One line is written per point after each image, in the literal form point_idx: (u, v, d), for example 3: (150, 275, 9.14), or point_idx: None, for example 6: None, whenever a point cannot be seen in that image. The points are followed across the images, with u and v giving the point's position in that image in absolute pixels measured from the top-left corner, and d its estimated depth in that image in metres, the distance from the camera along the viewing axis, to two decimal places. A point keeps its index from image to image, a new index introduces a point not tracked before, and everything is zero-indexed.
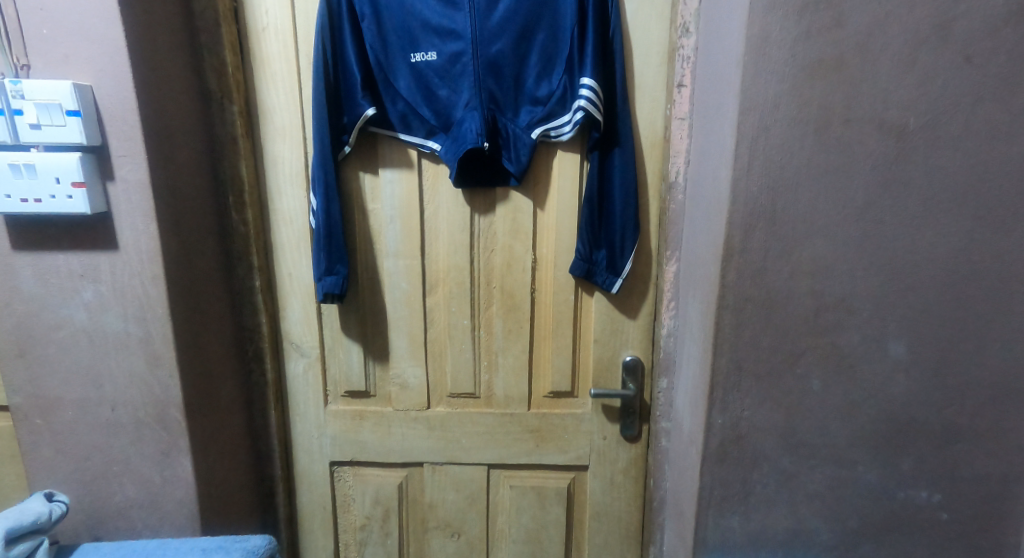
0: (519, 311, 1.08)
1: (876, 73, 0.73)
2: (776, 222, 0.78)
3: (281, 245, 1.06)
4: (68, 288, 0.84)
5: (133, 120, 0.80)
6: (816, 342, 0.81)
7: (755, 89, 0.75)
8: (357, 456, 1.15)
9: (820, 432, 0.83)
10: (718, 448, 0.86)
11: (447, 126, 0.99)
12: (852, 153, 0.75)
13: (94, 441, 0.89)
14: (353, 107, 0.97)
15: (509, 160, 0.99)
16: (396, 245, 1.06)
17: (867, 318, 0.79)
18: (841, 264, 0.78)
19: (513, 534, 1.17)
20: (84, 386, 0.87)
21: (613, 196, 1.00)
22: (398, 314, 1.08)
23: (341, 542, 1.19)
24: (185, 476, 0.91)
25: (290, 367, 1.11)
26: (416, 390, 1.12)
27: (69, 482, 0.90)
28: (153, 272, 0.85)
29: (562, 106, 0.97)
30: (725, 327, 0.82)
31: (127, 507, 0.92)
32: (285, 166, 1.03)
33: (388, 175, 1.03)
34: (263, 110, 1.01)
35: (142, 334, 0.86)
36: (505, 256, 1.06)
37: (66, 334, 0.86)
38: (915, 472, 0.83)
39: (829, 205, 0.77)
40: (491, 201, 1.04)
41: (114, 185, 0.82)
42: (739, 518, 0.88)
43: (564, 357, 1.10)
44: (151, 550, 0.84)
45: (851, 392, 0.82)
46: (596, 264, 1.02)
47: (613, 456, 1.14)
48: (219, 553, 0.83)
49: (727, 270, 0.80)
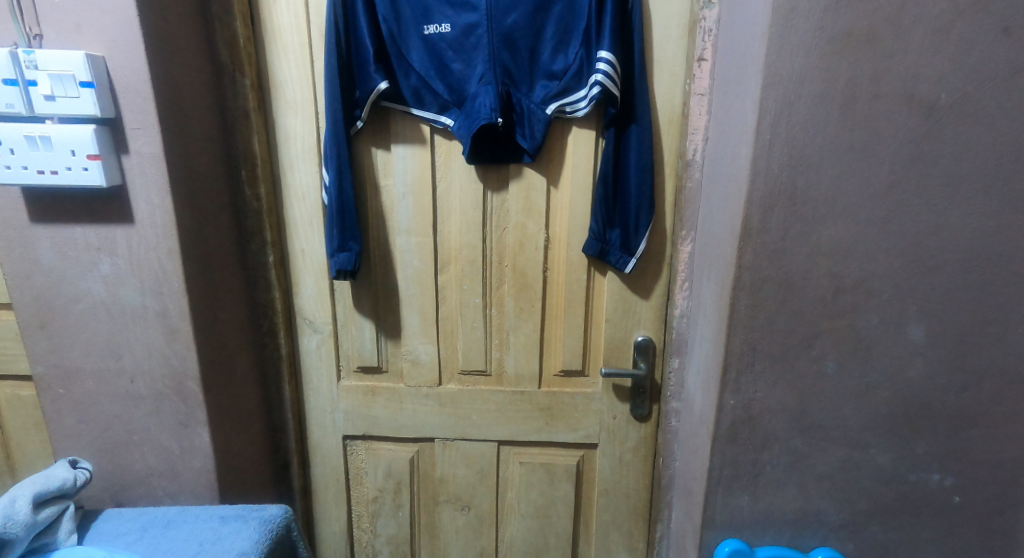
0: (531, 290, 1.07)
1: (908, 45, 0.71)
2: (796, 202, 0.77)
3: (294, 222, 1.06)
4: (86, 261, 0.85)
5: (146, 92, 0.80)
6: (831, 324, 0.81)
7: (780, 63, 0.72)
8: (370, 430, 1.16)
9: (833, 414, 0.85)
10: (729, 429, 0.88)
11: (460, 102, 0.97)
12: (878, 131, 0.73)
13: (115, 412, 0.91)
14: (365, 81, 0.96)
15: (523, 137, 0.97)
16: (408, 223, 1.05)
17: (886, 300, 0.79)
18: (861, 246, 0.77)
19: (522, 508, 1.19)
20: (104, 356, 0.89)
21: (629, 175, 0.98)
22: (410, 291, 1.09)
23: (354, 513, 1.22)
24: (202, 447, 0.93)
25: (303, 343, 1.12)
26: (428, 367, 1.12)
27: (91, 450, 0.92)
28: (168, 246, 0.85)
29: (577, 80, 0.94)
30: (739, 309, 0.82)
31: (147, 475, 0.94)
32: (297, 141, 1.02)
33: (401, 151, 1.02)
34: (274, 83, 1.00)
35: (159, 307, 0.87)
36: (517, 235, 1.05)
37: (85, 306, 0.87)
38: (927, 455, 0.84)
39: (851, 185, 0.75)
40: (504, 178, 1.03)
41: (128, 157, 0.82)
42: (747, 497, 0.90)
43: (576, 336, 1.09)
44: (172, 517, 0.86)
45: (866, 375, 0.82)
46: (609, 243, 1.01)
47: (623, 434, 1.14)
48: (237, 521, 0.85)
49: (744, 250, 0.80)
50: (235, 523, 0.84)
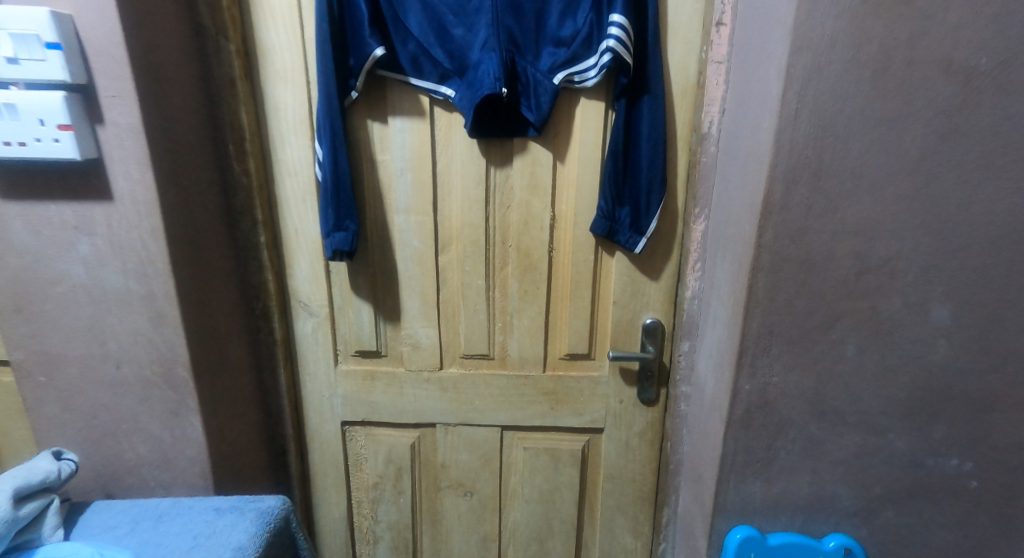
0: (536, 272, 1.03)
1: (948, 6, 0.65)
2: (821, 177, 0.72)
3: (286, 199, 1.00)
4: (63, 242, 0.80)
5: (120, 56, 0.74)
6: (853, 306, 0.77)
7: (810, 25, 0.67)
8: (369, 416, 1.13)
9: (851, 399, 0.82)
10: (744, 414, 0.85)
11: (462, 71, 0.91)
12: (911, 100, 0.69)
13: (100, 400, 0.87)
14: (360, 47, 0.89)
15: (528, 108, 0.91)
16: (407, 201, 1.00)
17: (911, 281, 0.75)
18: (887, 224, 0.73)
19: (526, 493, 1.16)
20: (87, 342, 0.84)
21: (640, 149, 0.93)
22: (410, 272, 1.04)
23: (354, 500, 1.19)
24: (195, 436, 0.89)
25: (298, 327, 1.07)
26: (429, 351, 1.08)
27: (77, 441, 0.88)
28: (152, 225, 0.80)
29: (587, 48, 0.89)
30: (758, 291, 0.78)
31: (138, 465, 0.90)
32: (288, 113, 0.96)
33: (399, 124, 0.96)
34: (261, 49, 0.93)
35: (144, 291, 0.82)
36: (522, 213, 1.00)
37: (64, 289, 0.82)
38: (947, 440, 0.81)
39: (880, 158, 0.71)
40: (508, 153, 0.98)
41: (104, 128, 0.76)
42: (760, 483, 0.88)
43: (582, 319, 1.05)
44: (165, 509, 0.83)
45: (887, 358, 0.79)
46: (619, 222, 0.96)
47: (630, 418, 1.11)
48: (233, 513, 0.81)
49: (765, 228, 0.75)
50: (231, 516, 0.81)
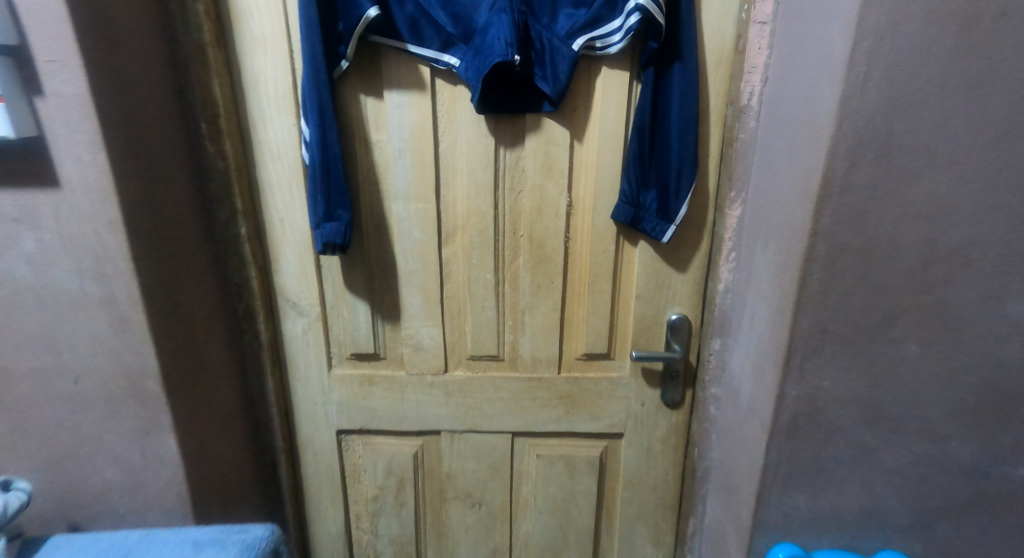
0: (551, 264, 0.93)
1: None
2: (890, 151, 0.62)
3: (269, 186, 0.89)
4: (3, 237, 0.69)
5: (59, 13, 0.63)
6: (919, 300, 0.68)
7: None
8: (368, 424, 1.03)
9: (910, 405, 0.72)
10: (790, 422, 0.75)
11: (467, 36, 0.80)
12: (999, 60, 0.58)
13: (57, 418, 0.76)
14: (351, 8, 0.78)
15: (543, 79, 0.81)
16: (406, 186, 0.89)
17: (986, 270, 0.65)
18: (963, 205, 0.63)
19: (539, 504, 1.07)
20: (38, 353, 0.73)
21: (669, 126, 0.83)
22: (410, 266, 0.93)
23: (352, 513, 1.09)
24: (168, 454, 0.79)
25: (287, 327, 0.97)
26: (432, 352, 0.98)
27: (31, 465, 0.77)
28: (108, 216, 0.69)
29: (610, 8, 0.78)
30: (811, 284, 0.68)
31: (104, 489, 0.79)
32: (269, 87, 0.85)
33: (396, 99, 0.85)
34: (236, 13, 0.82)
35: (102, 293, 0.72)
36: (534, 199, 0.90)
37: (7, 291, 0.70)
38: (1016, 449, 0.72)
39: (959, 129, 0.61)
40: (520, 131, 0.87)
41: (43, 100, 0.65)
42: (804, 497, 0.78)
43: (601, 315, 0.96)
44: (134, 543, 0.73)
45: (954, 358, 0.69)
46: (644, 208, 0.86)
47: (652, 422, 1.02)
48: (214, 547, 0.71)
49: (823, 212, 0.65)
50: (211, 550, 0.71)
